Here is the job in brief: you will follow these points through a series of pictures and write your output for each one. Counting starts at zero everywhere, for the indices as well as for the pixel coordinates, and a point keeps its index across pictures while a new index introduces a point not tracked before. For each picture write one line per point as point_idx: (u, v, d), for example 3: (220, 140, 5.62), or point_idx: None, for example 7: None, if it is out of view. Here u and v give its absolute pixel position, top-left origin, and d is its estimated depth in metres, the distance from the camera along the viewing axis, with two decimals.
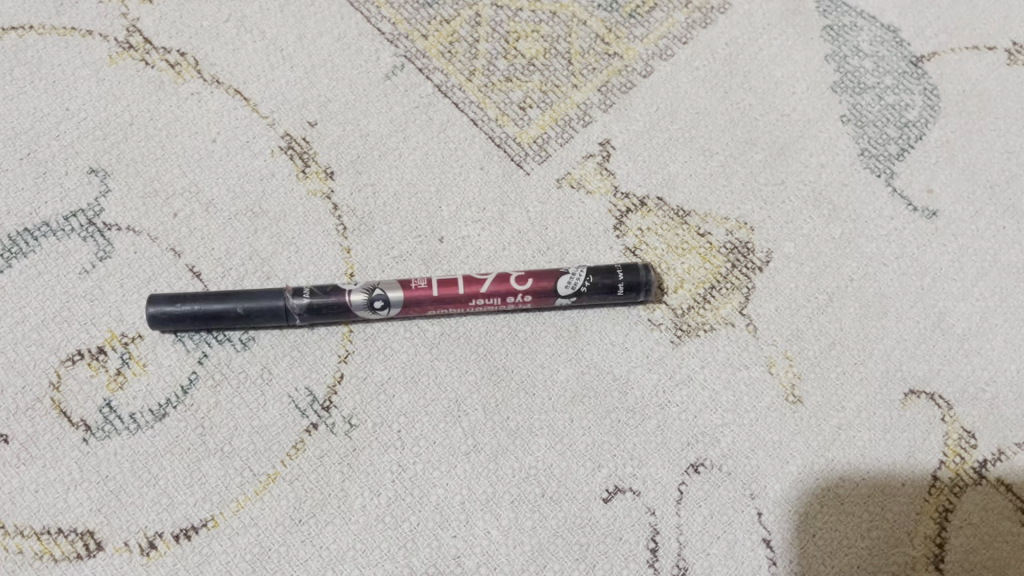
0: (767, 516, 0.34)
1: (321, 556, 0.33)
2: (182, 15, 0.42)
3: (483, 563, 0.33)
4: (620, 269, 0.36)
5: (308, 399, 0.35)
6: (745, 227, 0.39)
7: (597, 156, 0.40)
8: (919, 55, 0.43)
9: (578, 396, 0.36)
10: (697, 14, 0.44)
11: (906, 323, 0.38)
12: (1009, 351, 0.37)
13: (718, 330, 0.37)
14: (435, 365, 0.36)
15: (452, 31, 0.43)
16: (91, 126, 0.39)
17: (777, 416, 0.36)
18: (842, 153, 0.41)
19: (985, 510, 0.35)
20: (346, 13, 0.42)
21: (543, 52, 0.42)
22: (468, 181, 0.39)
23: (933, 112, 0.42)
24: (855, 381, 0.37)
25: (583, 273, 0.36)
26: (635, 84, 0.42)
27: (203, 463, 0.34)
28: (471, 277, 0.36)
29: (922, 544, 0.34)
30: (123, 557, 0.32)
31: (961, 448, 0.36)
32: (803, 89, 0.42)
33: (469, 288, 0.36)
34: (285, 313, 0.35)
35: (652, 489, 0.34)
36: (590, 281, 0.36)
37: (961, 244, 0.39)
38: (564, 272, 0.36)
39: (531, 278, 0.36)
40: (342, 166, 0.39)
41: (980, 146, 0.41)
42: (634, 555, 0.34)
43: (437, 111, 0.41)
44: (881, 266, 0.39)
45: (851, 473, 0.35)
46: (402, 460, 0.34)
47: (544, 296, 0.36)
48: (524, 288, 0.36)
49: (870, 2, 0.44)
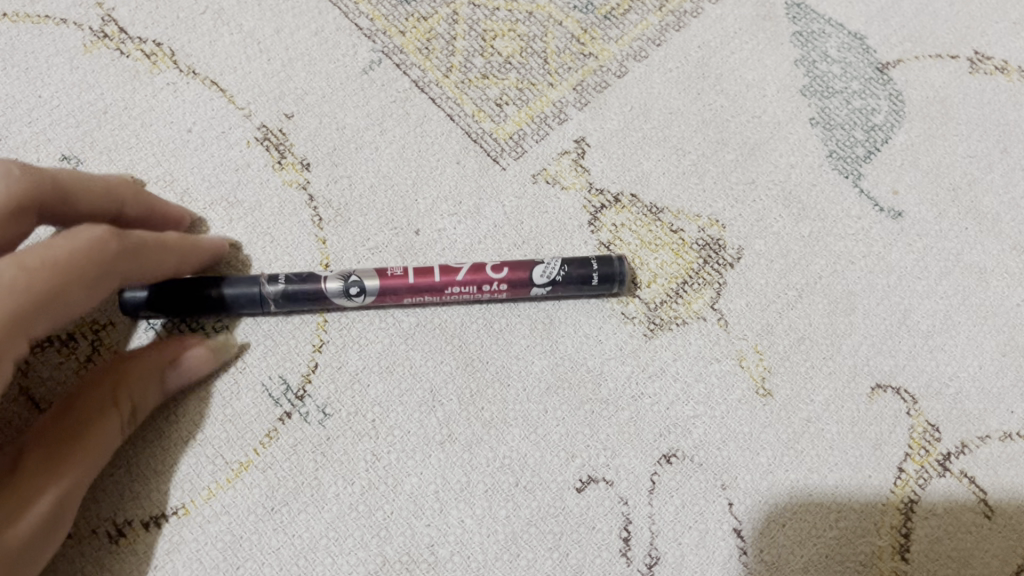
0: (738, 506, 0.35)
1: (294, 545, 0.33)
2: (159, 6, 0.42)
3: (456, 551, 0.33)
4: (595, 260, 0.37)
5: (281, 388, 0.35)
6: (716, 225, 0.40)
7: (572, 153, 0.41)
8: (885, 62, 0.44)
9: (552, 387, 0.36)
10: (670, 17, 0.44)
11: (873, 319, 0.39)
12: (972, 348, 0.38)
13: (690, 323, 0.38)
14: (410, 355, 0.36)
15: (429, 28, 0.43)
16: (64, 114, 0.39)
17: (748, 408, 0.36)
18: (811, 155, 0.42)
19: (949, 501, 0.36)
20: (324, 8, 0.43)
21: (520, 51, 0.43)
22: (444, 175, 0.40)
23: (898, 117, 0.43)
24: (824, 375, 0.37)
25: (558, 264, 0.36)
26: (609, 83, 0.43)
27: (174, 451, 0.33)
28: (447, 266, 0.36)
29: (888, 535, 0.35)
30: (90, 544, 0.32)
31: (925, 441, 0.37)
32: (773, 92, 0.43)
33: (448, 276, 0.36)
34: (260, 300, 0.35)
35: (625, 479, 0.35)
36: (565, 271, 0.36)
37: (925, 244, 0.40)
38: (540, 262, 0.36)
39: (510, 269, 0.36)
40: (319, 158, 0.39)
41: (943, 150, 0.43)
42: (607, 544, 0.34)
43: (414, 105, 0.41)
44: (849, 264, 0.40)
45: (819, 464, 0.36)
46: (376, 449, 0.34)
47: (519, 285, 0.36)
48: (502, 277, 0.36)
49: (837, 10, 0.46)
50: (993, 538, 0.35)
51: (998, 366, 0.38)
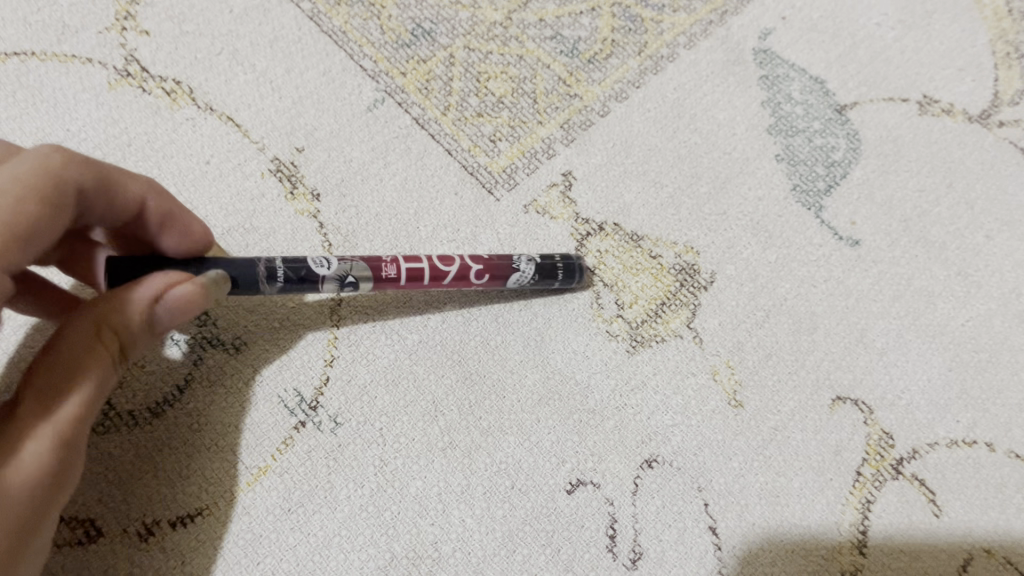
0: (713, 507, 0.38)
1: (310, 542, 0.36)
2: (178, 47, 0.45)
3: (458, 548, 0.36)
4: (562, 269, 0.41)
5: (296, 400, 0.38)
6: (691, 251, 0.44)
7: (559, 185, 0.45)
8: (843, 105, 0.49)
9: (544, 398, 0.39)
10: (648, 61, 0.48)
11: (833, 337, 0.42)
12: (922, 363, 0.42)
13: (668, 341, 0.41)
14: (414, 370, 0.39)
15: (428, 70, 0.47)
16: (91, 147, 0.42)
17: (721, 418, 0.40)
18: (776, 188, 0.46)
19: (903, 501, 0.39)
20: (331, 50, 0.46)
21: (512, 92, 0.47)
22: (443, 205, 0.43)
23: (855, 154, 0.47)
24: (789, 388, 0.41)
25: (531, 269, 0.40)
26: (593, 122, 0.46)
27: (199, 456, 0.36)
28: (435, 270, 0.39)
29: (848, 531, 0.39)
30: (123, 542, 0.35)
31: (880, 447, 0.40)
32: (742, 130, 0.47)
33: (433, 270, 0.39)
34: (251, 276, 0.36)
35: (611, 481, 0.38)
36: (534, 281, 0.40)
37: (880, 270, 0.44)
38: (517, 271, 0.40)
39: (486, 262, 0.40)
40: (328, 188, 0.43)
41: (895, 185, 0.47)
42: (595, 541, 0.37)
43: (415, 141, 0.45)
44: (811, 287, 0.44)
45: (786, 469, 0.39)
46: (384, 455, 0.37)
47: (493, 285, 0.40)
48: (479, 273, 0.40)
49: (800, 56, 0.50)
50: (940, 534, 0.39)
51: (945, 380, 0.42)
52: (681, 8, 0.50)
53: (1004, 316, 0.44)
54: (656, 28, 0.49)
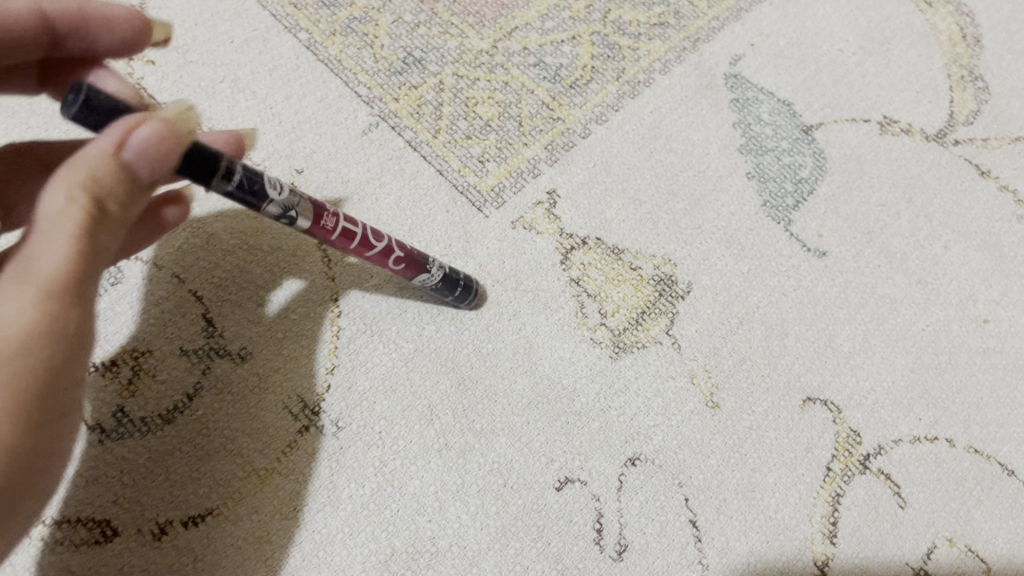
0: (693, 501, 0.41)
1: (315, 539, 0.38)
2: (182, 76, 0.48)
3: (454, 542, 0.39)
4: (461, 288, 0.42)
5: (299, 405, 0.40)
6: (669, 263, 0.47)
7: (545, 203, 0.47)
8: (809, 125, 0.52)
9: (533, 402, 0.42)
10: (626, 86, 0.52)
11: (803, 342, 0.45)
12: (886, 366, 0.45)
13: (649, 347, 0.44)
14: (410, 376, 0.42)
15: (419, 96, 0.49)
16: None
17: (699, 418, 0.43)
18: (748, 204, 0.49)
19: (870, 494, 0.42)
20: (327, 77, 0.49)
21: (498, 115, 0.50)
22: (435, 222, 0.46)
23: (821, 171, 0.51)
24: (763, 390, 0.44)
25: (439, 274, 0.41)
26: (575, 143, 0.49)
27: (209, 458, 0.39)
28: (366, 239, 0.38)
29: (819, 522, 0.41)
30: (137, 541, 0.37)
31: (848, 444, 0.43)
32: (715, 150, 0.50)
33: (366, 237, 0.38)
34: (209, 164, 0.30)
35: (597, 479, 0.41)
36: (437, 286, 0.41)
37: (846, 279, 0.47)
38: (425, 271, 0.40)
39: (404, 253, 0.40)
40: (326, 208, 0.46)
41: (859, 200, 0.50)
42: (583, 534, 0.39)
43: (408, 162, 0.47)
44: (782, 296, 0.46)
45: (761, 465, 0.42)
46: (383, 456, 0.40)
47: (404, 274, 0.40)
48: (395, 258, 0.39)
49: (768, 80, 0.53)
50: (906, 524, 0.42)
51: (907, 381, 0.45)
52: (655, 37, 0.54)
53: (961, 321, 0.47)
54: (633, 55, 0.53)
